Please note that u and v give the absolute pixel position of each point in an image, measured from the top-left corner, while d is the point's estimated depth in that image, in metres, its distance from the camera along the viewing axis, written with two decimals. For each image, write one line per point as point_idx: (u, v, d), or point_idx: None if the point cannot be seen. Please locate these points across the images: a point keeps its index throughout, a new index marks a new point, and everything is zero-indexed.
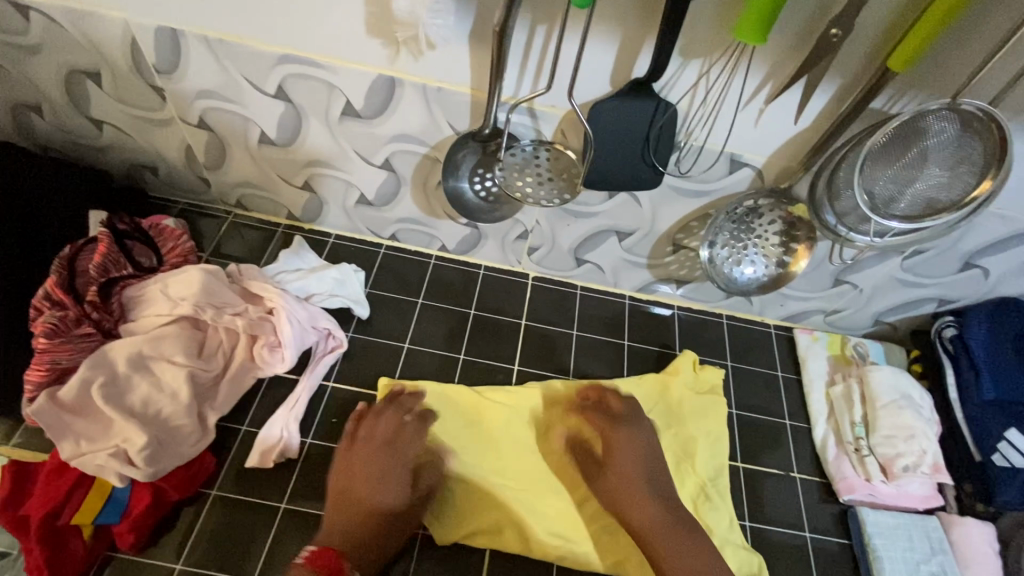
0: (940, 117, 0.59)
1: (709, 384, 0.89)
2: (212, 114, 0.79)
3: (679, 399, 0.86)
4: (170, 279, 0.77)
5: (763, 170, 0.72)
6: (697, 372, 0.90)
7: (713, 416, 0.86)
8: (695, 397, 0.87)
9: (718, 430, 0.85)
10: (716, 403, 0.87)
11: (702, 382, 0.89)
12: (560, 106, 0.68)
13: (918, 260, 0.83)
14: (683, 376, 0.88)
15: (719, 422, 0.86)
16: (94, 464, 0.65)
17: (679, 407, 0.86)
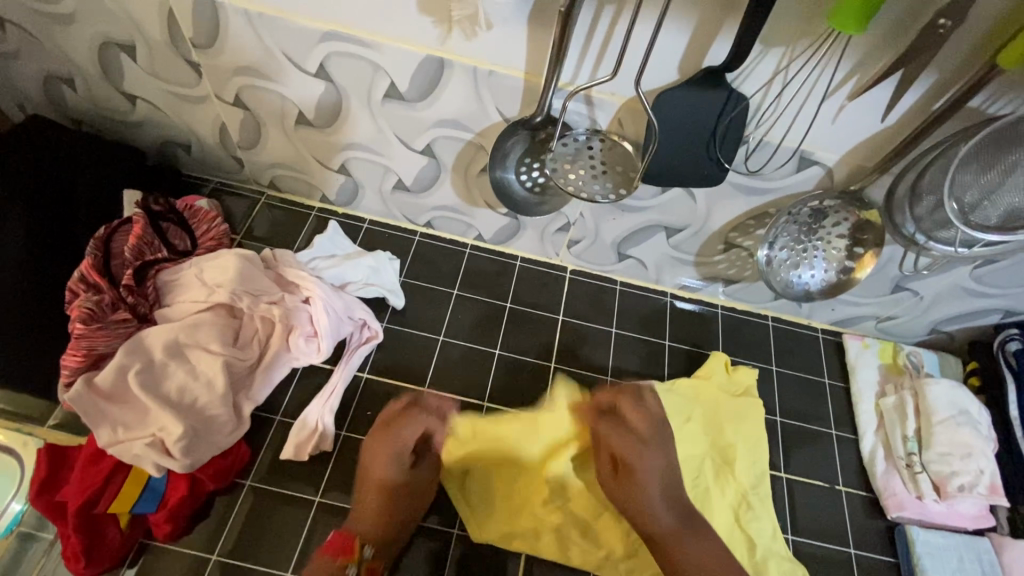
0: None
1: (745, 386, 0.85)
2: (250, 92, 0.76)
3: (719, 406, 0.82)
4: (205, 264, 0.75)
5: (835, 170, 0.67)
6: (730, 374, 0.86)
7: (757, 424, 0.82)
8: (736, 403, 0.83)
9: (758, 436, 0.81)
10: (755, 406, 0.83)
11: (736, 383, 0.85)
12: (621, 93, 0.64)
13: (989, 270, 0.78)
14: (720, 380, 0.85)
15: (759, 427, 0.82)
16: (131, 453, 0.64)
17: (720, 414, 0.82)
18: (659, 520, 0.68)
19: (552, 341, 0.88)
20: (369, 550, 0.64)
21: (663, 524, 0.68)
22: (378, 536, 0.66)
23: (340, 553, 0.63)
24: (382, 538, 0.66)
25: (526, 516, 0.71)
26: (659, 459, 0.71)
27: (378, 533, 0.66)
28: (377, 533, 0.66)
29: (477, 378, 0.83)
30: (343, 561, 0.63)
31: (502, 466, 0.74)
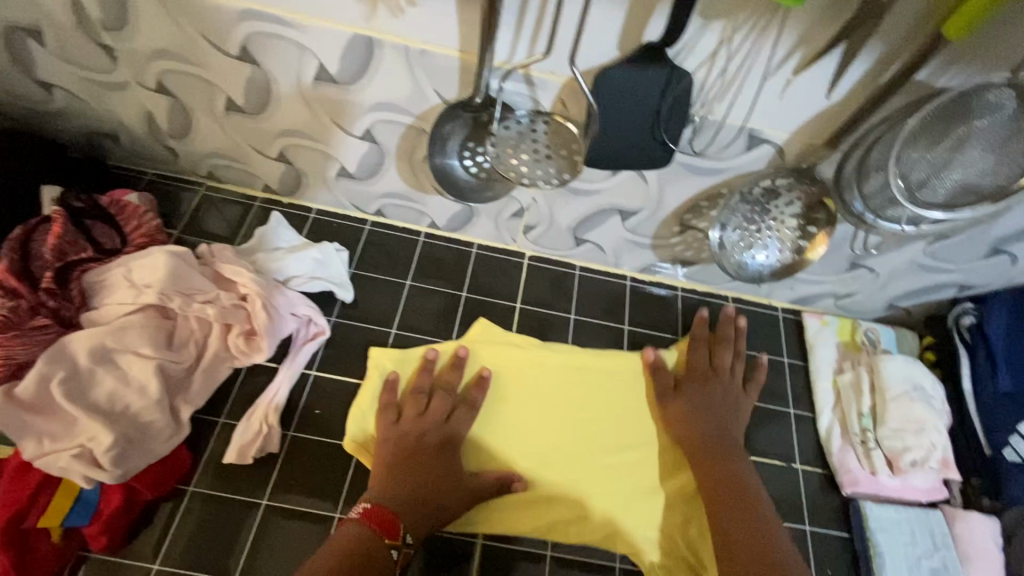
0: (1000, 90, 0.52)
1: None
2: (172, 78, 0.71)
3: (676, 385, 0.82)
4: (134, 263, 0.71)
5: (785, 148, 0.65)
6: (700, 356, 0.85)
7: None
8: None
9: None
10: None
11: None
12: (560, 73, 0.61)
13: (944, 245, 0.77)
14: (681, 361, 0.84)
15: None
16: (58, 465, 0.61)
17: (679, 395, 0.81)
18: (699, 432, 0.74)
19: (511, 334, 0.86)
20: (410, 537, 0.63)
21: (709, 435, 0.73)
22: (414, 518, 0.64)
23: (383, 526, 0.61)
24: (420, 522, 0.64)
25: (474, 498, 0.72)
26: (704, 386, 0.78)
27: (416, 513, 0.64)
28: (416, 512, 0.64)
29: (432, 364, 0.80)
30: (387, 539, 0.61)
31: None
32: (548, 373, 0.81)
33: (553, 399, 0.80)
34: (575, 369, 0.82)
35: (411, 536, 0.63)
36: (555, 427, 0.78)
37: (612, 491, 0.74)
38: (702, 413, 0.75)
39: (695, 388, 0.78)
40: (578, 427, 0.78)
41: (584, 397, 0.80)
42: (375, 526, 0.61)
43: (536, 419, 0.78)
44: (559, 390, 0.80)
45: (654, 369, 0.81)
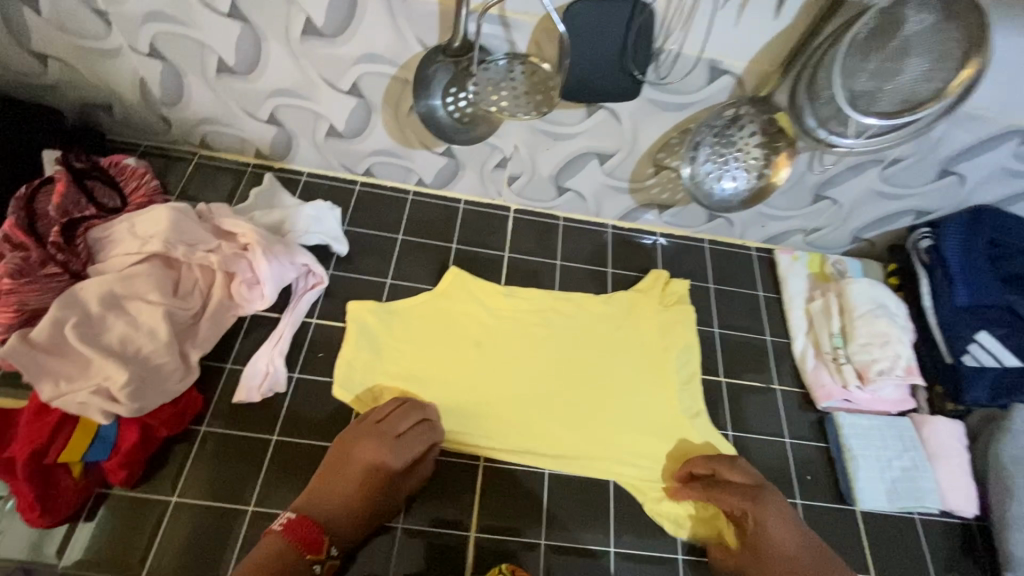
0: (918, 7, 0.59)
1: (676, 296, 0.91)
2: (165, 40, 0.75)
3: (647, 316, 0.89)
4: (137, 218, 0.74)
5: (744, 77, 0.70)
6: (664, 289, 0.92)
7: (682, 328, 0.89)
8: (663, 312, 0.90)
9: (691, 338, 0.88)
10: (686, 313, 0.90)
11: (669, 296, 0.91)
12: (533, 12, 0.66)
13: (896, 170, 0.83)
14: (653, 295, 0.91)
15: (688, 330, 0.89)
16: (76, 402, 0.64)
17: (651, 324, 0.89)
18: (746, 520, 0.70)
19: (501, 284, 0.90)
20: (333, 549, 0.64)
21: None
22: (340, 530, 0.65)
23: (304, 541, 0.62)
24: (346, 532, 0.65)
25: (474, 424, 0.77)
26: (781, 517, 0.69)
27: (342, 527, 0.65)
28: (342, 525, 0.65)
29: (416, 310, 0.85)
30: (308, 555, 0.61)
31: (446, 390, 0.79)
32: (524, 313, 0.87)
33: (530, 335, 0.85)
34: (546, 310, 0.88)
35: (335, 548, 0.64)
36: (540, 361, 0.83)
37: (601, 413, 0.81)
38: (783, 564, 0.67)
39: (771, 513, 0.69)
40: (555, 359, 0.84)
41: (559, 332, 0.86)
42: (294, 540, 0.61)
43: (516, 352, 0.84)
44: (536, 327, 0.86)
45: (581, 395, 0.82)
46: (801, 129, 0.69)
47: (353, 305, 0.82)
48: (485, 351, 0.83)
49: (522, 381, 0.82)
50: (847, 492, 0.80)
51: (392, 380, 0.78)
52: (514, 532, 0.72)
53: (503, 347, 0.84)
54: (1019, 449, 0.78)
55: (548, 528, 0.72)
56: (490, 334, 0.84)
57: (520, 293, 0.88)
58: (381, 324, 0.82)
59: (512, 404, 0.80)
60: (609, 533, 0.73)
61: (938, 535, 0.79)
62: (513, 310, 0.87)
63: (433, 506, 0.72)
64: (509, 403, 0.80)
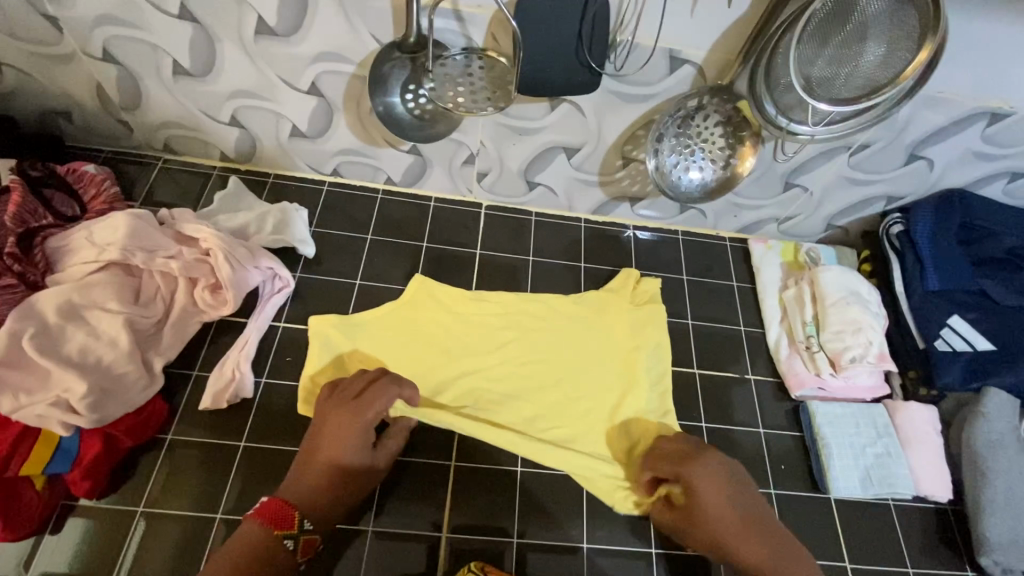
0: None
1: (648, 295, 0.90)
2: (118, 43, 0.74)
3: (618, 318, 0.87)
4: (95, 226, 0.73)
5: (704, 67, 0.70)
6: (636, 287, 0.90)
7: (656, 326, 0.87)
8: (635, 311, 0.88)
9: (661, 339, 0.87)
10: (658, 311, 0.88)
11: (641, 294, 0.90)
12: (486, 6, 0.65)
13: (865, 156, 0.83)
14: (624, 294, 0.89)
15: (659, 331, 0.87)
16: (35, 415, 0.63)
17: (622, 327, 0.87)
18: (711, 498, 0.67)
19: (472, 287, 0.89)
20: (309, 523, 0.62)
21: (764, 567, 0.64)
22: (319, 505, 0.63)
23: (276, 523, 0.60)
24: (324, 509, 0.64)
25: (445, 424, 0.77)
26: (711, 478, 0.68)
27: (319, 500, 0.64)
28: (320, 502, 0.64)
29: (384, 312, 0.83)
30: (278, 531, 0.60)
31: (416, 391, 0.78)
32: (492, 317, 0.85)
33: (497, 339, 0.84)
34: (516, 310, 0.86)
35: (310, 522, 0.62)
36: (512, 359, 0.83)
37: (573, 409, 0.80)
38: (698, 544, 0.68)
39: (700, 477, 0.68)
40: (523, 362, 0.83)
41: (527, 336, 0.85)
42: (266, 522, 0.60)
43: (486, 350, 0.83)
44: (503, 333, 0.84)
45: (553, 392, 0.81)
46: (764, 118, 0.70)
47: (319, 317, 0.80)
48: (455, 352, 0.82)
49: (493, 381, 0.81)
50: (822, 483, 0.79)
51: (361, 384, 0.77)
52: (485, 532, 0.71)
53: (474, 346, 0.83)
54: (991, 432, 0.78)
55: (520, 527, 0.72)
56: (457, 339, 0.83)
57: (489, 296, 0.87)
58: (343, 331, 0.80)
59: (483, 403, 0.79)
60: (582, 529, 0.73)
61: (913, 520, 0.80)
62: (481, 314, 0.85)
63: (404, 509, 0.72)
64: (481, 402, 0.79)
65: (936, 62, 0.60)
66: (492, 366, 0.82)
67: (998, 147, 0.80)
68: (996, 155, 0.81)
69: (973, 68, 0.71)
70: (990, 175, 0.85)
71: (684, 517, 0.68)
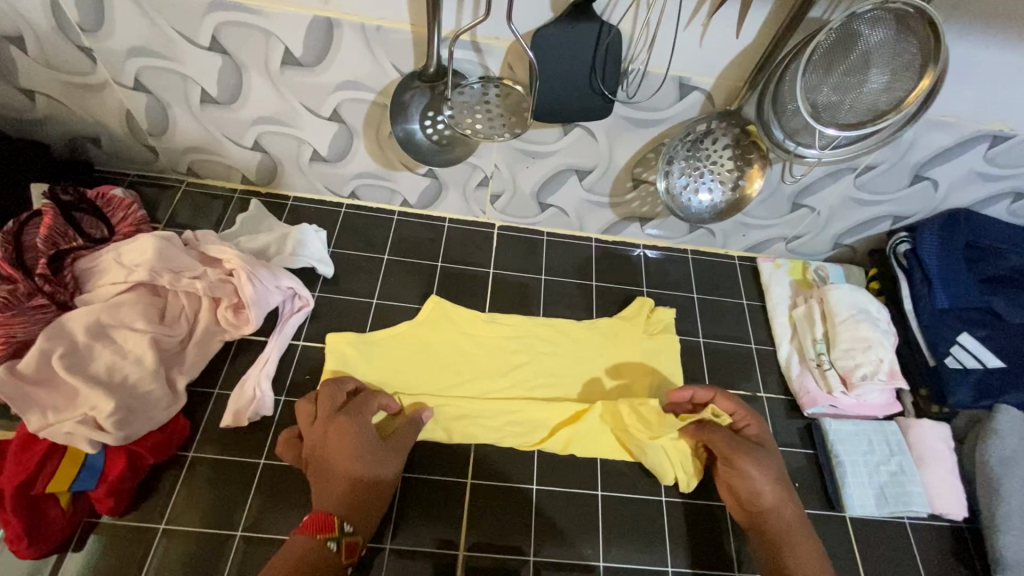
0: (870, 23, 0.60)
1: (662, 324, 0.90)
2: (149, 73, 0.77)
3: (632, 346, 0.88)
4: (124, 247, 0.76)
5: (713, 93, 0.73)
6: (651, 316, 0.91)
7: (669, 355, 0.88)
8: (649, 340, 0.89)
9: (676, 368, 0.87)
10: (673, 341, 0.89)
11: (655, 324, 0.90)
12: (503, 37, 0.68)
13: (870, 177, 0.85)
14: (638, 323, 0.90)
15: (672, 363, 0.88)
16: (63, 432, 0.65)
17: (635, 354, 0.87)
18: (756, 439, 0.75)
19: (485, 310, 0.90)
20: (349, 526, 0.63)
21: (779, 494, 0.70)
22: (355, 510, 0.65)
23: (320, 528, 0.61)
24: (357, 510, 0.65)
25: (461, 442, 0.78)
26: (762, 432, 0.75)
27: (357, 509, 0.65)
28: (349, 501, 0.65)
29: (401, 331, 0.85)
30: (323, 535, 0.61)
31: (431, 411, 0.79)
32: (506, 338, 0.87)
33: (510, 359, 0.85)
34: (529, 329, 0.88)
35: (351, 525, 0.63)
36: (526, 378, 0.84)
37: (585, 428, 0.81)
38: (759, 488, 0.70)
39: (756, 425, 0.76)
40: (537, 382, 0.84)
41: (540, 357, 0.86)
42: (313, 533, 0.61)
43: (500, 368, 0.84)
44: (517, 354, 0.86)
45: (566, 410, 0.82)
46: (772, 142, 0.72)
47: (337, 334, 0.81)
48: (469, 371, 0.83)
49: (508, 401, 0.81)
50: (836, 500, 0.80)
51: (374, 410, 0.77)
52: (501, 549, 0.72)
53: (488, 365, 0.84)
54: (1004, 449, 0.78)
55: (536, 545, 0.72)
56: (471, 358, 0.84)
57: (503, 318, 0.88)
58: (361, 349, 0.81)
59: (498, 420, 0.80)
60: (597, 547, 0.73)
61: (928, 538, 0.80)
62: (495, 333, 0.87)
63: (421, 526, 0.72)
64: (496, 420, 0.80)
65: (936, 92, 0.63)
66: (506, 384, 0.83)
67: (1001, 168, 0.82)
68: (999, 175, 0.83)
69: (975, 94, 0.73)
70: (995, 195, 0.86)
71: (760, 449, 0.72)
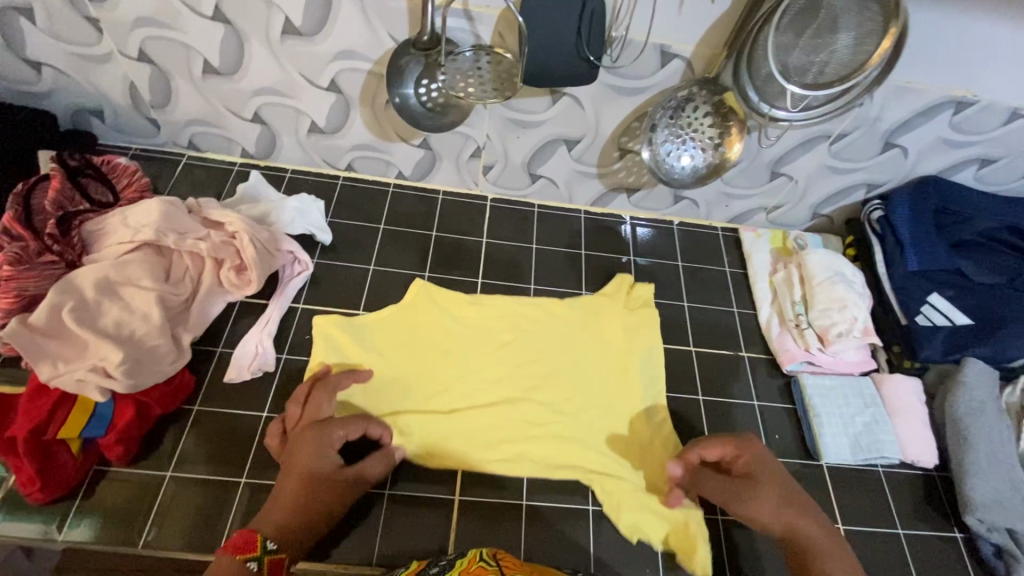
0: None
1: (641, 300, 0.93)
2: (153, 44, 0.80)
3: (611, 320, 0.90)
4: (129, 210, 0.79)
5: (692, 61, 0.77)
6: (629, 293, 0.93)
7: (645, 329, 0.90)
8: (629, 314, 0.91)
9: (654, 341, 0.89)
10: (652, 316, 0.91)
11: (634, 299, 0.93)
12: (494, 6, 0.72)
13: (843, 144, 0.89)
14: (617, 299, 0.92)
15: (653, 334, 0.89)
16: (74, 381, 0.67)
17: (614, 328, 0.90)
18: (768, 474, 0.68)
19: (478, 280, 0.93)
20: (272, 544, 0.59)
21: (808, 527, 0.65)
22: (290, 526, 0.61)
23: (242, 546, 0.57)
24: (289, 527, 0.61)
25: (456, 398, 0.81)
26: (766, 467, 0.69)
27: (292, 530, 0.61)
28: (288, 520, 0.62)
29: (392, 309, 0.86)
30: (241, 556, 0.56)
31: (427, 368, 0.82)
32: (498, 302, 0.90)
33: (496, 341, 0.86)
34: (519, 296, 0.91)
35: (274, 543, 0.59)
36: (519, 339, 0.87)
37: (576, 385, 0.84)
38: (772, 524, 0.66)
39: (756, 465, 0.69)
40: (520, 364, 0.85)
41: (525, 337, 0.88)
42: (233, 550, 0.56)
43: (494, 328, 0.87)
44: (503, 337, 0.87)
45: (556, 368, 0.85)
46: (748, 107, 0.77)
47: (324, 317, 0.83)
48: (465, 331, 0.86)
49: (500, 360, 0.85)
50: (814, 449, 0.84)
51: (362, 389, 0.79)
52: (495, 497, 0.75)
53: (482, 326, 0.87)
54: (971, 400, 0.82)
55: (528, 491, 0.76)
56: (459, 341, 0.85)
57: (487, 300, 0.89)
58: (348, 335, 0.82)
59: (491, 377, 0.83)
60: (587, 494, 0.77)
61: (901, 485, 0.84)
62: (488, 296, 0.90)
63: (335, 550, 0.69)
64: (490, 377, 0.83)
65: (899, 49, 0.67)
66: (500, 344, 0.86)
67: (966, 134, 0.86)
68: (964, 143, 0.88)
69: (937, 61, 0.78)
70: (961, 162, 0.91)
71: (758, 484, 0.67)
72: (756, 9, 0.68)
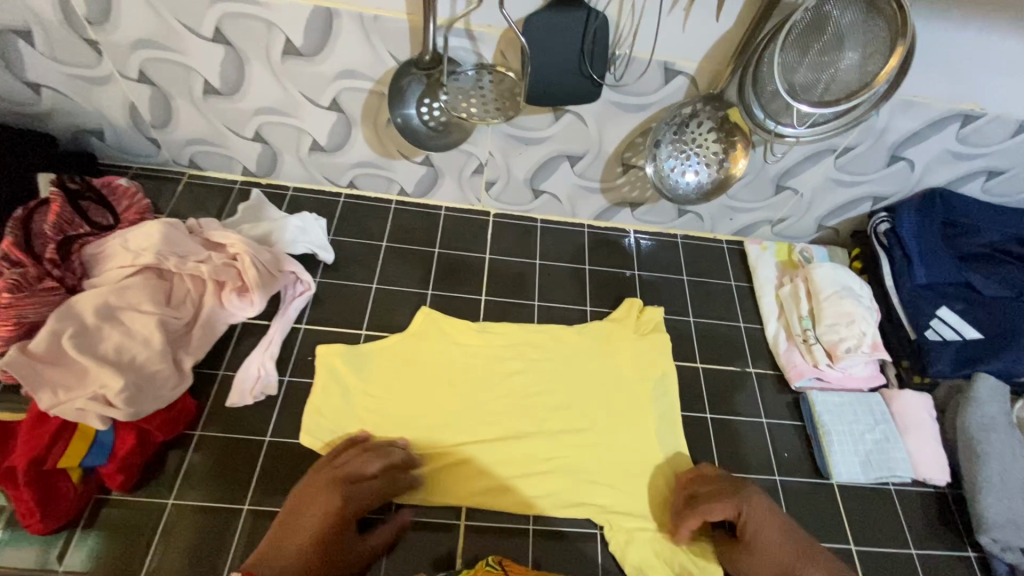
0: (839, 6, 0.65)
1: (651, 324, 0.91)
2: (153, 66, 0.80)
3: (624, 348, 0.88)
4: (130, 233, 0.78)
5: (697, 77, 0.76)
6: (640, 316, 0.92)
7: (660, 355, 0.88)
8: (639, 341, 0.89)
9: (669, 367, 0.88)
10: (663, 341, 0.89)
11: (645, 323, 0.91)
12: (496, 25, 0.71)
13: (849, 158, 0.88)
14: (628, 325, 0.90)
15: (666, 360, 0.88)
16: (74, 409, 0.66)
17: (628, 357, 0.88)
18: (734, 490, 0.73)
19: (481, 297, 0.92)
20: None
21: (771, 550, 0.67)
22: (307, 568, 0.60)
23: None
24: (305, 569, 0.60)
25: (460, 419, 0.80)
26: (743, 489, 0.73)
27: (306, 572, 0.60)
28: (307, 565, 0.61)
29: (396, 336, 0.85)
30: None
31: (431, 389, 0.81)
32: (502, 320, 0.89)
33: (501, 367, 0.84)
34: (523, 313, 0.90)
35: None
36: (523, 358, 0.86)
37: (582, 405, 0.83)
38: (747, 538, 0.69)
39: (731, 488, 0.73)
40: (527, 389, 0.83)
41: (529, 355, 0.86)
42: None
43: (498, 346, 0.86)
44: (508, 363, 0.85)
45: (561, 388, 0.84)
46: (753, 123, 0.77)
47: (327, 347, 0.81)
48: (468, 350, 0.85)
49: (504, 379, 0.83)
50: (823, 467, 0.83)
51: (365, 412, 0.78)
52: (500, 521, 0.74)
53: (486, 346, 0.86)
54: (983, 416, 0.81)
55: (534, 515, 0.74)
56: (463, 366, 0.84)
57: (494, 328, 0.87)
58: (351, 367, 0.80)
59: (496, 398, 0.82)
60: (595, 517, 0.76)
61: (913, 503, 0.82)
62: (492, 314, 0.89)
63: None
64: (494, 397, 0.82)
65: (907, 67, 0.67)
66: (504, 363, 0.85)
67: (974, 147, 0.86)
68: (971, 155, 0.87)
69: (944, 75, 0.77)
70: (968, 173, 0.90)
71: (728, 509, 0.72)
72: (761, 25, 0.68)
